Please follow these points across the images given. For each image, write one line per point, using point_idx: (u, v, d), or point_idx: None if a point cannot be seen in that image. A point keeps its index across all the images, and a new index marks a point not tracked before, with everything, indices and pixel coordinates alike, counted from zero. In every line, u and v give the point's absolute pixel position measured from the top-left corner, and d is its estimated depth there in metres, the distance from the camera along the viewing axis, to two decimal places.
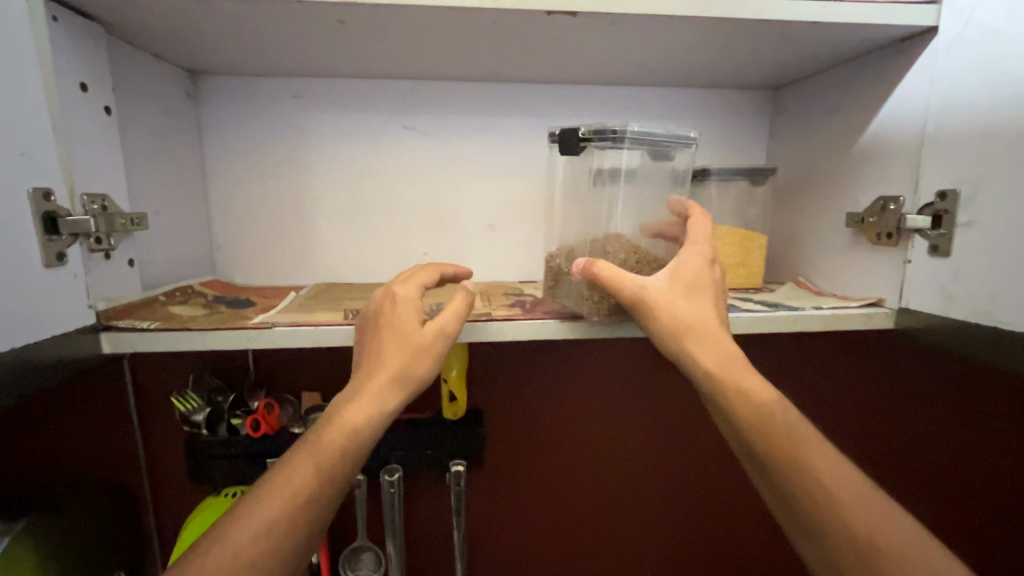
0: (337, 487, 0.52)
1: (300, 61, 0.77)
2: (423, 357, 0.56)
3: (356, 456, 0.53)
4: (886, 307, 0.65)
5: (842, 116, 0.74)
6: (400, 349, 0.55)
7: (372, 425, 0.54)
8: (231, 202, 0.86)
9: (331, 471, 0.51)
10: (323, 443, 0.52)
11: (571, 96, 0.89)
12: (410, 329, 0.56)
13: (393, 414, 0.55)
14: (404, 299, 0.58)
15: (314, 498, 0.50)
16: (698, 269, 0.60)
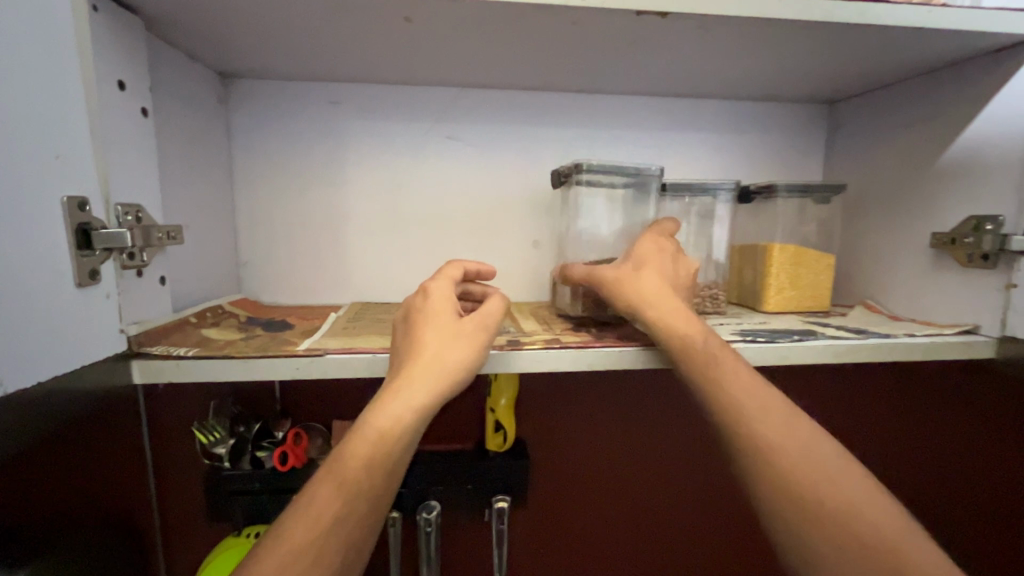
0: (369, 507, 0.43)
1: (343, 65, 0.72)
2: (461, 347, 0.48)
3: (385, 469, 0.43)
4: (984, 335, 0.61)
5: (921, 130, 0.70)
6: (433, 338, 0.48)
7: (403, 429, 0.44)
8: (260, 213, 0.79)
9: (357, 488, 0.42)
10: (348, 453, 0.43)
11: (622, 107, 0.84)
12: (445, 319, 0.50)
13: (428, 418, 0.46)
14: (435, 291, 0.53)
15: (342, 520, 0.41)
16: (652, 251, 0.63)
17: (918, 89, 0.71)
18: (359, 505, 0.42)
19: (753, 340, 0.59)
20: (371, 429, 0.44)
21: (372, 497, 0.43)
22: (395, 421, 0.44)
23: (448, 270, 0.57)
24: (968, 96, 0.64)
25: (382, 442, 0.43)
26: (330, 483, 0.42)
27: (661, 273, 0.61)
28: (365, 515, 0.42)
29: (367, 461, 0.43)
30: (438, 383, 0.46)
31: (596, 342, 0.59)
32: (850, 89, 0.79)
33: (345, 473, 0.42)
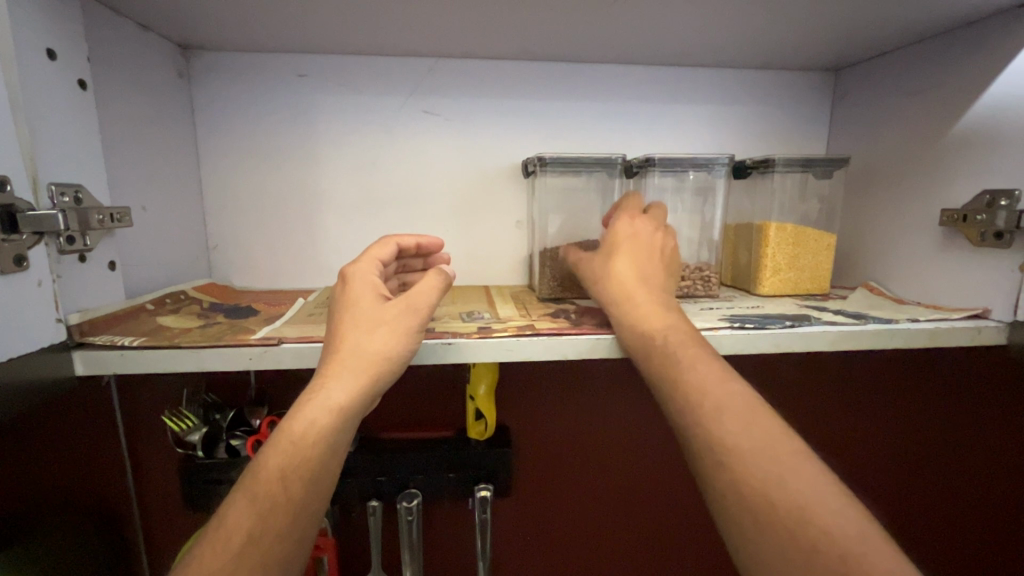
0: (295, 515, 0.40)
1: (308, 33, 0.67)
2: (382, 337, 0.46)
3: (303, 476, 0.41)
4: (994, 320, 0.56)
5: (933, 98, 0.65)
6: (352, 329, 0.46)
7: (320, 432, 0.42)
8: (228, 194, 0.76)
9: (272, 501, 0.39)
10: (262, 463, 0.41)
11: (609, 77, 0.79)
12: (365, 305, 0.47)
13: (352, 418, 0.44)
14: (353, 276, 0.50)
15: (262, 534, 0.38)
16: (633, 235, 0.61)
17: (930, 52, 0.66)
18: (277, 519, 0.39)
19: (741, 326, 0.55)
20: (285, 438, 0.41)
21: (294, 510, 0.40)
22: (311, 425, 0.42)
23: (371, 251, 0.53)
24: (987, 58, 0.58)
25: (297, 449, 0.41)
26: (243, 501, 0.39)
27: (636, 257, 0.58)
28: (286, 531, 0.39)
29: (283, 470, 0.40)
30: (357, 378, 0.44)
31: (572, 328, 0.55)
32: (855, 54, 0.73)
33: (259, 487, 0.40)
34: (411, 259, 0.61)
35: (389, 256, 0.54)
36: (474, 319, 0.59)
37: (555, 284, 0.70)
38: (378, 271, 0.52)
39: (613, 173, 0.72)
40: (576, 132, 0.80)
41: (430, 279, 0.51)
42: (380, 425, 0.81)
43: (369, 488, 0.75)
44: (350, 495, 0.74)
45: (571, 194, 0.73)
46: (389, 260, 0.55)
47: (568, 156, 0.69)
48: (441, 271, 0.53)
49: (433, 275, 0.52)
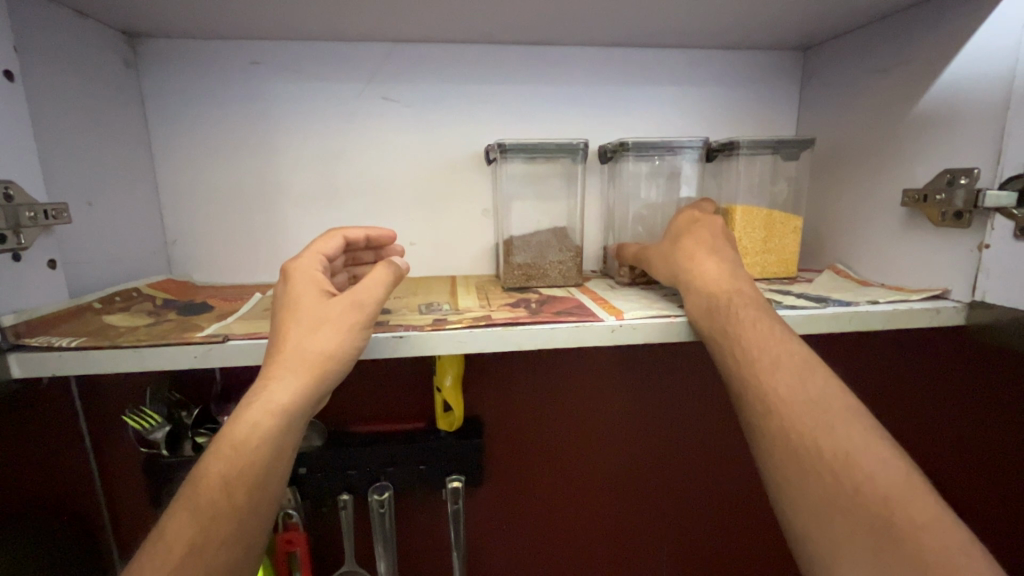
0: (241, 522, 0.39)
1: (254, 18, 0.65)
2: (325, 335, 0.45)
3: (246, 482, 0.40)
4: (953, 300, 0.56)
5: (895, 77, 0.64)
6: (293, 328, 0.46)
7: (262, 436, 0.41)
8: (183, 188, 0.74)
9: (214, 510, 0.38)
10: (203, 471, 0.40)
11: (574, 59, 0.77)
12: (307, 302, 0.47)
13: (296, 418, 0.43)
14: (295, 272, 0.49)
15: (205, 543, 0.38)
16: (712, 223, 0.62)
17: (892, 29, 0.65)
18: (220, 528, 0.38)
19: None
20: (226, 444, 0.40)
21: (239, 516, 0.39)
22: (253, 428, 0.41)
23: (315, 246, 0.53)
24: (943, 36, 0.57)
25: (239, 454, 0.40)
26: (184, 511, 0.39)
27: (699, 236, 0.60)
28: (232, 539, 0.39)
29: (224, 477, 0.39)
30: (300, 378, 0.43)
31: (529, 318, 0.54)
32: (820, 32, 0.72)
33: (200, 496, 0.39)
34: (362, 252, 0.62)
35: (335, 249, 0.54)
36: (434, 311, 0.58)
37: (520, 272, 0.69)
38: (322, 266, 0.52)
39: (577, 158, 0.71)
40: (540, 117, 0.78)
41: (377, 274, 0.51)
42: (352, 418, 0.81)
43: (339, 482, 0.74)
44: (319, 489, 0.74)
45: (532, 181, 0.72)
46: (335, 255, 0.54)
47: (528, 142, 0.67)
48: (390, 265, 0.53)
49: (382, 269, 0.52)
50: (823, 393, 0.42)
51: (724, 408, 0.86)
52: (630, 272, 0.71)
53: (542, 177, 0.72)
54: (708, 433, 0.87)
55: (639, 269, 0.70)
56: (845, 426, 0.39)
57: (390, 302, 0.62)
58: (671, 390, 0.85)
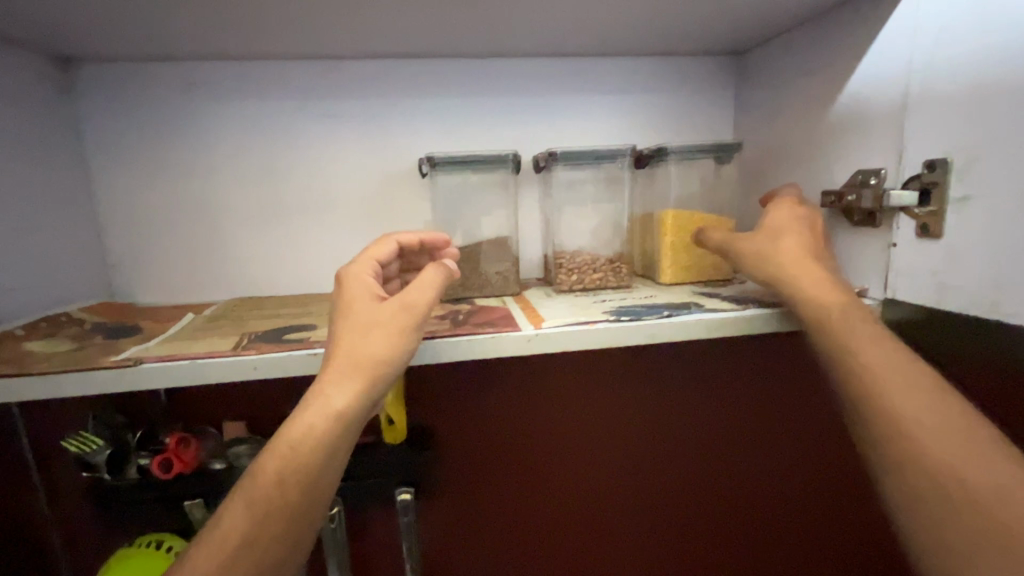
0: (294, 517, 0.45)
1: (180, 40, 0.66)
2: (376, 339, 0.50)
3: (298, 481, 0.45)
4: (869, 299, 0.57)
5: (813, 80, 0.65)
6: (348, 330, 0.51)
7: (317, 438, 0.46)
8: (120, 210, 0.74)
9: (269, 504, 0.44)
10: (263, 468, 0.46)
11: (508, 71, 0.78)
12: (361, 304, 0.53)
13: (349, 424, 0.48)
14: (349, 277, 0.55)
15: (256, 535, 0.44)
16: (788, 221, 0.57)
17: (808, 34, 0.66)
18: (272, 520, 0.44)
19: (619, 318, 0.56)
20: (283, 443, 0.46)
21: (288, 513, 0.45)
22: (309, 429, 0.47)
23: (369, 253, 0.59)
24: (850, 39, 0.59)
25: (294, 454, 0.46)
26: (242, 505, 0.45)
27: (801, 238, 0.55)
28: (281, 534, 0.44)
29: (279, 474, 0.45)
30: (354, 381, 0.48)
31: (451, 331, 0.55)
32: (746, 37, 0.73)
33: (257, 491, 0.45)
34: (416, 258, 0.67)
35: (385, 256, 0.60)
36: None
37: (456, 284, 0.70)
38: (373, 271, 0.57)
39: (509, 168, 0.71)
40: (477, 129, 0.79)
41: (427, 278, 0.56)
42: None
43: None
44: None
45: (466, 194, 0.72)
46: (387, 260, 0.60)
47: (457, 155, 0.68)
48: (439, 267, 0.58)
49: (431, 272, 0.57)
50: None
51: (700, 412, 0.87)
52: (608, 265, 0.72)
53: (478, 187, 0.72)
54: (687, 436, 0.87)
55: (576, 275, 0.71)
56: None
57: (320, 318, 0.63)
58: (637, 395, 0.85)
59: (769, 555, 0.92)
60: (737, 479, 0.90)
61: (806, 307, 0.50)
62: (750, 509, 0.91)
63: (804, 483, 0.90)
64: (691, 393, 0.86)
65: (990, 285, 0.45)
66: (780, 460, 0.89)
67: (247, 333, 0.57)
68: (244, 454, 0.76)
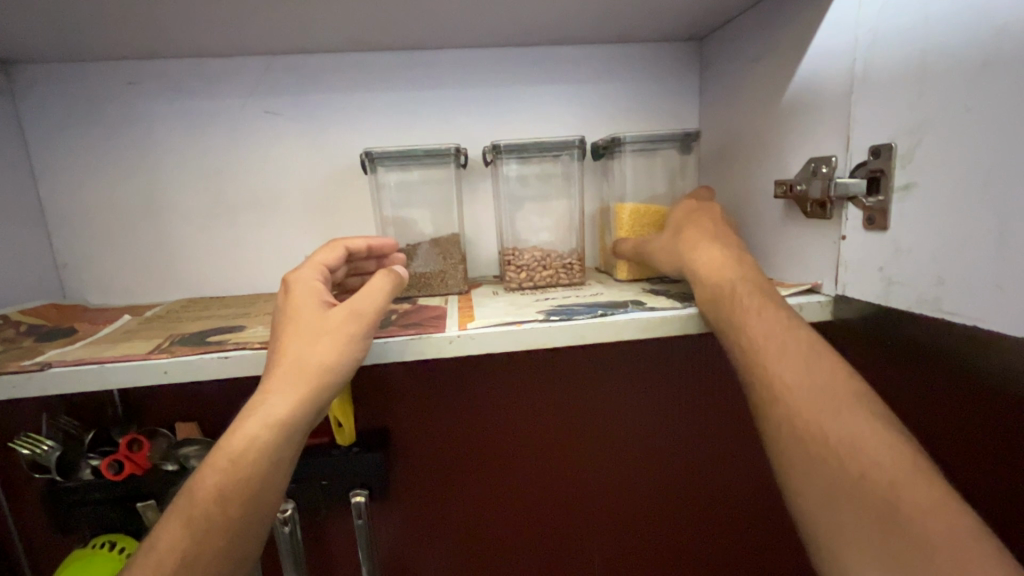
0: (237, 530, 0.44)
1: (116, 39, 0.65)
2: (321, 348, 0.48)
3: (240, 495, 0.44)
4: (822, 295, 0.53)
5: (767, 64, 0.61)
6: (292, 339, 0.49)
7: (259, 450, 0.45)
8: (69, 211, 0.74)
9: (208, 520, 0.43)
10: (202, 483, 0.44)
11: (458, 63, 0.76)
12: (306, 311, 0.50)
13: (292, 433, 0.47)
14: (295, 283, 0.53)
15: (197, 553, 0.43)
16: (693, 215, 0.60)
17: (763, 15, 0.62)
18: (213, 537, 0.43)
19: (551, 318, 0.53)
20: (223, 456, 0.45)
21: (233, 525, 0.44)
22: (250, 441, 0.45)
23: (316, 257, 0.57)
24: (801, 18, 0.55)
25: (234, 469, 0.44)
26: (182, 522, 0.43)
27: (706, 228, 0.57)
28: (226, 547, 0.44)
29: (218, 489, 0.44)
30: (297, 391, 0.47)
31: (376, 332, 0.53)
32: (703, 20, 0.69)
33: (197, 507, 0.44)
34: (363, 262, 0.64)
35: (335, 260, 0.58)
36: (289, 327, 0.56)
37: None
38: (321, 276, 0.55)
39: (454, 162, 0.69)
40: (426, 123, 0.76)
41: (377, 285, 0.54)
42: None
43: None
44: None
45: (410, 190, 0.70)
46: (336, 266, 0.58)
47: (397, 150, 0.66)
48: (388, 274, 0.56)
49: (380, 280, 0.55)
50: None
51: (677, 412, 0.84)
52: (561, 263, 0.69)
53: (423, 183, 0.70)
54: (660, 436, 0.85)
55: (522, 272, 0.68)
56: None
57: (254, 320, 0.61)
58: (607, 395, 0.83)
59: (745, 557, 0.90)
60: (709, 481, 0.87)
61: (734, 302, 0.48)
62: (724, 510, 0.88)
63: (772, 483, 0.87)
64: (658, 394, 0.83)
65: (934, 280, 0.42)
66: (754, 461, 0.86)
67: (172, 335, 0.56)
68: (193, 456, 0.74)
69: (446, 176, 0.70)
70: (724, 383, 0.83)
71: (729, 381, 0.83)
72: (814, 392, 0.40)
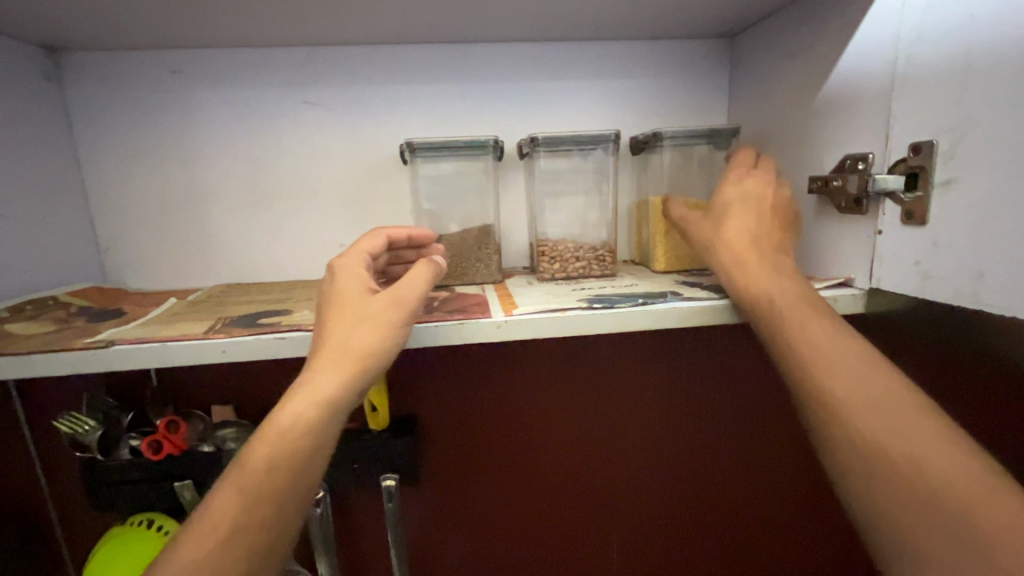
0: (285, 502, 0.45)
1: (165, 28, 0.67)
2: (366, 332, 0.50)
3: (288, 467, 0.46)
4: (856, 288, 0.55)
5: (804, 62, 0.62)
6: (339, 323, 0.50)
7: (306, 425, 0.46)
8: (112, 197, 0.76)
9: (258, 491, 0.44)
10: (251, 456, 0.46)
11: (494, 56, 0.77)
12: (354, 295, 0.52)
13: (336, 411, 0.48)
14: (340, 269, 0.54)
15: (247, 523, 0.44)
16: (734, 206, 0.58)
17: (799, 14, 0.63)
18: (263, 507, 0.44)
19: (592, 306, 0.55)
20: (272, 431, 0.46)
21: (281, 497, 0.45)
22: (298, 416, 0.47)
23: (360, 245, 0.58)
24: (840, 17, 0.56)
25: (284, 442, 0.46)
26: (231, 492, 0.44)
27: (745, 219, 0.57)
28: (276, 517, 0.45)
29: (268, 462, 0.45)
30: (343, 371, 0.48)
31: (421, 318, 0.55)
32: (738, 19, 0.70)
33: (247, 478, 0.45)
34: (404, 251, 0.65)
35: (377, 248, 0.59)
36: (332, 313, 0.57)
37: None
38: (365, 263, 0.57)
39: (492, 155, 0.70)
40: (462, 115, 0.78)
41: (419, 273, 0.55)
42: None
43: None
44: None
45: (448, 181, 0.71)
46: (378, 253, 0.59)
47: (437, 141, 0.67)
48: (430, 262, 0.58)
49: (423, 268, 0.56)
50: None
51: (697, 402, 0.86)
52: (594, 255, 0.70)
53: (461, 175, 0.72)
54: (679, 426, 0.87)
55: (557, 264, 0.70)
56: None
57: (299, 305, 0.63)
58: (630, 385, 0.84)
59: (762, 545, 0.92)
60: (729, 471, 0.89)
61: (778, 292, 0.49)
62: (743, 499, 0.90)
63: (790, 473, 0.89)
64: (680, 384, 0.85)
65: (973, 273, 0.43)
66: (773, 452, 0.88)
67: (223, 317, 0.57)
68: (231, 439, 0.78)
69: (482, 168, 0.71)
70: (747, 375, 0.85)
71: (750, 373, 0.85)
72: (856, 380, 0.42)
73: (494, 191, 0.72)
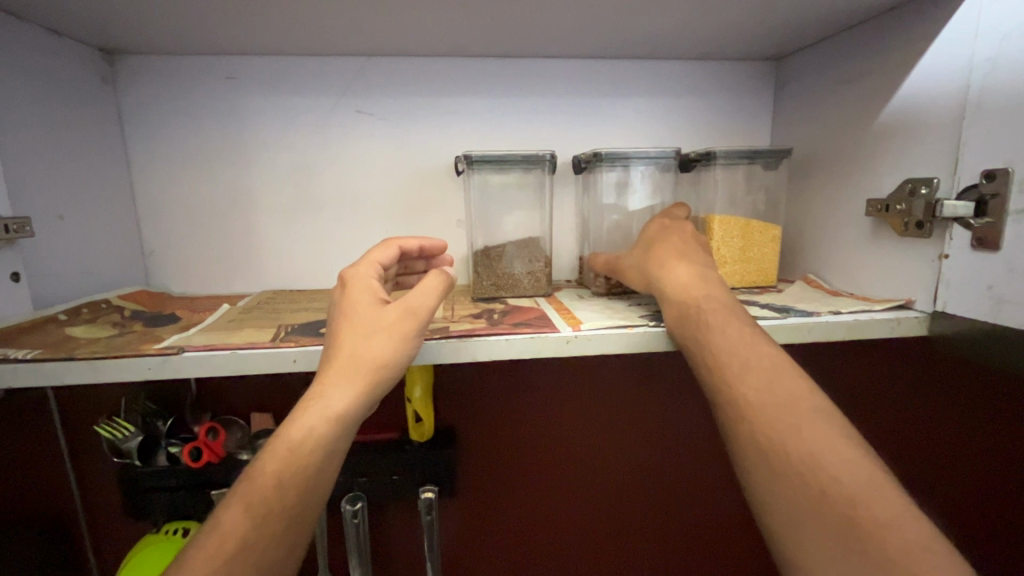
0: (291, 521, 0.43)
1: (225, 35, 0.67)
2: (377, 344, 0.48)
3: (298, 484, 0.43)
4: (917, 310, 0.56)
5: (861, 86, 0.64)
6: (348, 336, 0.48)
7: (318, 440, 0.44)
8: (159, 200, 0.75)
9: (266, 509, 0.42)
10: (258, 472, 0.43)
11: (545, 71, 0.78)
12: (360, 304, 0.50)
13: (348, 426, 0.46)
14: (352, 280, 0.53)
15: (252, 542, 0.41)
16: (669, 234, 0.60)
17: (856, 40, 0.65)
18: (270, 526, 0.42)
19: (657, 324, 0.55)
20: (281, 445, 0.44)
21: (291, 516, 0.43)
22: (309, 431, 0.44)
23: (373, 255, 0.57)
24: (904, 45, 0.57)
25: (294, 458, 0.43)
26: (238, 508, 0.42)
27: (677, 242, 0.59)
28: (283, 536, 0.42)
29: (277, 478, 0.43)
30: (355, 384, 0.46)
31: (485, 330, 0.55)
32: (790, 42, 0.72)
33: (255, 494, 0.42)
34: (414, 261, 0.66)
35: (389, 258, 0.58)
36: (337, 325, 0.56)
37: (488, 282, 0.69)
38: (377, 273, 0.55)
39: (546, 170, 0.71)
40: (511, 128, 0.78)
41: (429, 282, 0.53)
42: None
43: None
44: None
45: (500, 194, 0.72)
46: (390, 263, 0.58)
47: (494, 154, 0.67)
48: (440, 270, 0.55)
49: (435, 275, 0.54)
50: (791, 398, 0.40)
51: None
52: None
53: (513, 188, 0.72)
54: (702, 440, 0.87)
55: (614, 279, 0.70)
56: (814, 431, 0.38)
57: None
58: (663, 397, 0.85)
59: None
60: None
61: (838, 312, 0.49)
62: None
63: None
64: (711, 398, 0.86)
65: None
66: None
67: (284, 325, 0.57)
68: None
69: (533, 182, 0.72)
70: None
71: None
72: None
73: (545, 204, 0.73)
